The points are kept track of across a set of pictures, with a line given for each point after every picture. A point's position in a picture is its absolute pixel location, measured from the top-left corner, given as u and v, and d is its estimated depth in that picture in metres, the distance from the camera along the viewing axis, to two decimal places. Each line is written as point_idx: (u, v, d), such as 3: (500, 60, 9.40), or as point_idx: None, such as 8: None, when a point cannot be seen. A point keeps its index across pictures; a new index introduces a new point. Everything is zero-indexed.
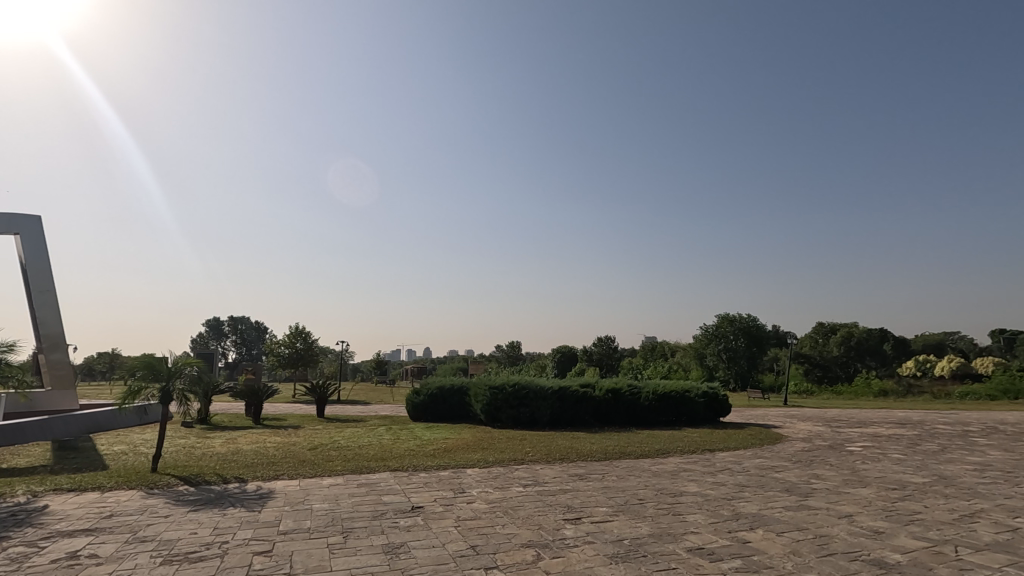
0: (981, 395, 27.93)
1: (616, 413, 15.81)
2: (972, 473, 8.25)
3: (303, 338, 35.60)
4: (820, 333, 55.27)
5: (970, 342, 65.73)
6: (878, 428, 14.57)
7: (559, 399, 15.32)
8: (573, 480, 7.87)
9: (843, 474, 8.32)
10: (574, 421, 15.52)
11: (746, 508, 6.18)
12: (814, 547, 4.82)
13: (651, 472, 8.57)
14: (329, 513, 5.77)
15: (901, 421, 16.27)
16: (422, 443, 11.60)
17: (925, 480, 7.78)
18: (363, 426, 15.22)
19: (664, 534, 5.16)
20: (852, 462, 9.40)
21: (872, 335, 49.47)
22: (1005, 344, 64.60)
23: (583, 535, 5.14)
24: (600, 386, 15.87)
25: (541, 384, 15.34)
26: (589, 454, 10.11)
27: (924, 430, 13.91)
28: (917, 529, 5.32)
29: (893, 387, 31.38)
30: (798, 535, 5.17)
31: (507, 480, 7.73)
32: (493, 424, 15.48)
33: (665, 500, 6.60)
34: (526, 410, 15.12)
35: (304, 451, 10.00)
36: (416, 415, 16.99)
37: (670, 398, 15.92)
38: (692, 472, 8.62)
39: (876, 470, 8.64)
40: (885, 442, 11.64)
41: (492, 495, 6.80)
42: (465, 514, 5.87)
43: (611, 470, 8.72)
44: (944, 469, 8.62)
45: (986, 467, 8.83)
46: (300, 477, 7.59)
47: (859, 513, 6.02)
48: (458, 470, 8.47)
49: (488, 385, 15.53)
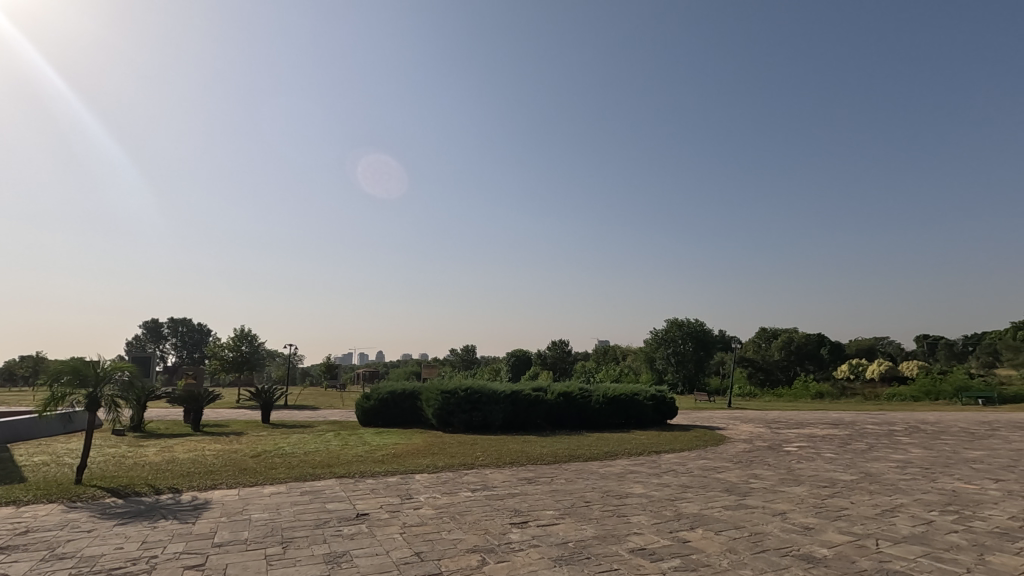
0: (907, 396, 29.83)
1: (568, 416, 15.98)
2: (895, 470, 8.81)
3: (249, 341, 34.32)
4: (763, 338, 57.75)
5: (897, 347, 70.11)
6: (814, 429, 15.31)
7: (511, 403, 15.37)
8: (522, 483, 7.90)
9: (779, 474, 8.71)
10: (526, 425, 15.60)
11: (687, 508, 6.38)
12: (749, 544, 5.02)
13: (599, 474, 8.72)
14: (269, 523, 5.57)
15: (834, 422, 17.19)
16: (371, 449, 11.38)
17: (853, 477, 8.24)
18: (310, 432, 14.78)
19: (608, 536, 5.26)
20: (787, 462, 9.85)
21: (811, 340, 51.99)
22: (929, 349, 69.24)
23: (528, 538, 5.17)
24: (552, 389, 16.01)
25: (493, 388, 15.34)
26: (539, 457, 10.17)
27: (855, 430, 14.74)
28: (843, 525, 5.63)
29: (829, 390, 33.13)
30: (735, 533, 5.36)
31: (456, 485, 7.69)
32: (445, 429, 15.35)
33: (610, 502, 6.72)
34: (479, 414, 15.06)
35: (246, 459, 9.63)
36: (366, 421, 16.63)
37: (619, 401, 16.24)
38: (638, 473, 8.82)
39: (809, 469, 9.07)
40: (819, 442, 12.25)
41: (439, 500, 6.75)
42: (411, 520, 5.80)
43: (560, 473, 8.80)
44: (870, 466, 9.15)
45: (907, 464, 9.45)
46: (240, 486, 7.31)
47: (792, 510, 6.30)
48: (407, 476, 8.36)
49: (440, 389, 15.39)
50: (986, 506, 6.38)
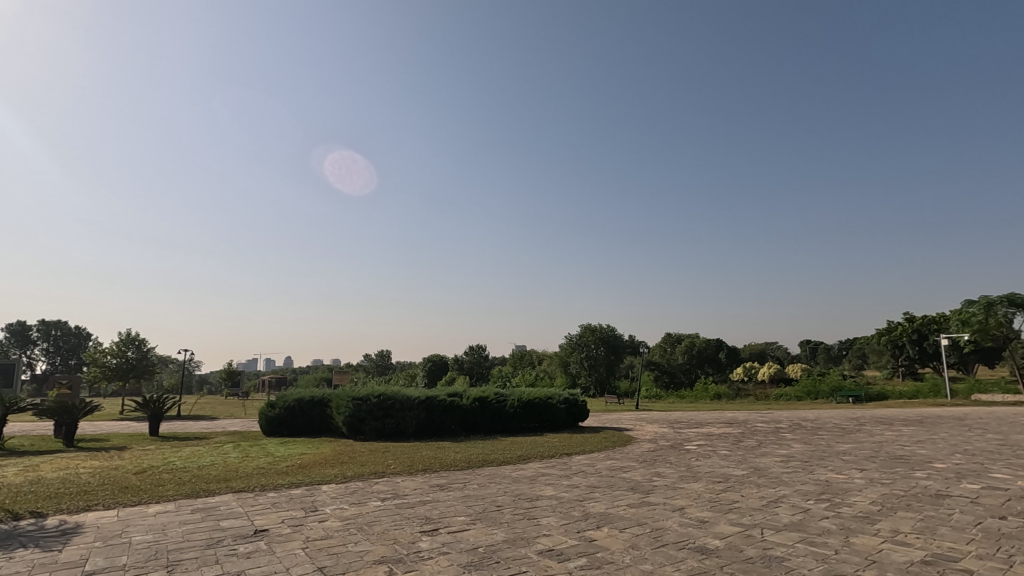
0: (792, 396, 32.73)
1: (483, 422, 16.01)
2: (780, 464, 9.62)
3: (136, 346, 31.43)
4: (668, 343, 61.21)
5: (784, 352, 76.83)
6: (711, 427, 16.42)
7: (425, 409, 15.15)
8: (434, 490, 7.80)
9: (680, 471, 9.23)
10: (440, 431, 15.42)
11: (595, 508, 6.60)
12: (650, 540, 5.27)
13: (511, 478, 8.80)
14: (153, 546, 5.09)
15: (729, 421, 18.55)
16: (274, 460, 10.74)
17: (743, 472, 8.91)
18: (205, 444, 13.70)
19: (518, 539, 5.32)
20: (687, 460, 10.47)
21: (710, 345, 55.83)
22: (810, 354, 76.59)
23: (438, 546, 5.11)
24: (467, 395, 15.98)
25: (407, 394, 15.04)
26: (453, 464, 10.10)
27: (746, 428, 15.99)
28: (733, 516, 6.07)
29: (726, 391, 35.66)
30: (637, 530, 5.61)
31: (365, 495, 7.44)
32: (355, 437, 14.84)
33: (521, 506, 6.80)
34: (392, 421, 14.70)
35: (128, 476, 8.75)
36: (269, 431, 15.69)
37: (533, 405, 16.51)
38: (549, 476, 9.00)
39: (706, 466, 9.70)
40: (715, 440, 13.15)
41: (347, 511, 6.50)
42: (315, 534, 5.54)
43: (473, 479, 8.78)
44: (759, 461, 9.94)
45: (790, 458, 10.36)
46: (119, 506, 6.63)
47: (689, 505, 6.71)
48: (312, 487, 7.99)
49: (351, 396, 14.85)
50: (852, 493, 7.15)
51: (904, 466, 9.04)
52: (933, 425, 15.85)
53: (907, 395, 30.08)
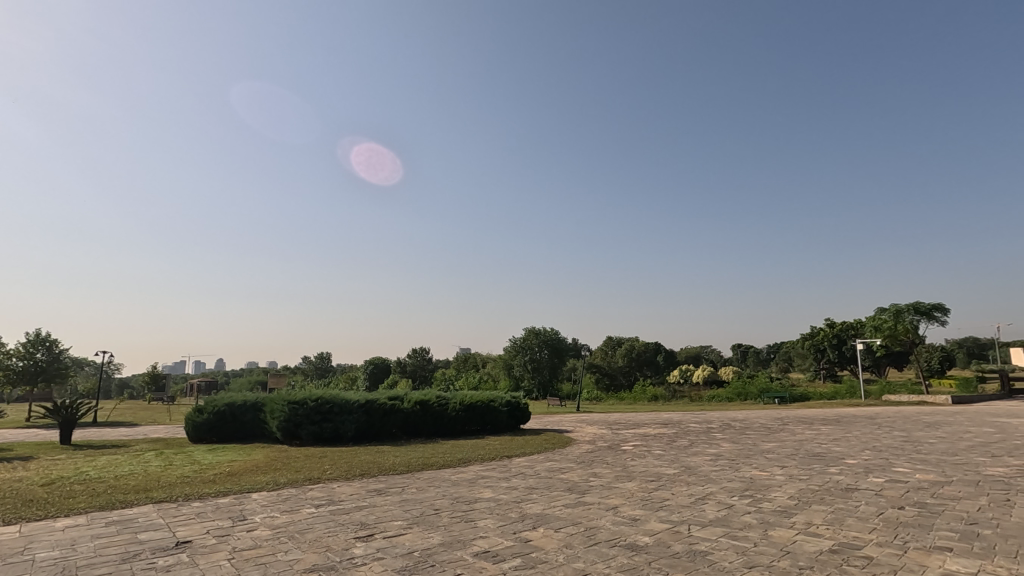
0: (723, 397, 34.31)
1: (424, 425, 15.85)
2: (709, 462, 10.09)
3: (47, 347, 29.11)
4: (609, 346, 62.94)
5: (717, 354, 80.50)
6: (647, 428, 16.98)
7: (366, 413, 14.84)
8: (371, 495, 7.68)
9: (616, 471, 9.50)
10: (380, 434, 15.15)
11: (532, 509, 6.70)
12: (583, 538, 5.42)
13: (451, 481, 8.78)
14: (59, 563, 4.74)
15: (665, 422, 19.22)
16: (202, 468, 10.23)
17: (675, 471, 9.29)
18: (124, 452, 12.83)
19: (454, 542, 5.32)
20: (623, 460, 10.79)
21: (649, 348, 57.87)
22: (741, 356, 80.63)
23: (372, 552, 5.03)
24: (409, 398, 15.82)
25: (347, 397, 14.69)
26: (392, 468, 9.97)
27: (679, 429, 16.66)
28: (663, 514, 6.33)
29: (663, 393, 36.97)
30: (572, 529, 5.74)
31: (298, 502, 7.23)
32: (291, 442, 14.35)
33: (459, 508, 6.81)
34: (330, 425, 14.31)
35: (35, 488, 8.09)
36: (196, 437, 14.88)
37: (476, 407, 16.51)
38: (489, 478, 9.04)
39: (640, 466, 10.05)
40: (651, 441, 13.61)
41: (278, 519, 6.28)
42: (242, 543, 5.34)
43: (412, 482, 8.69)
44: (690, 460, 10.37)
45: (718, 457, 10.87)
46: (23, 521, 6.14)
47: (623, 504, 6.93)
48: (241, 495, 7.68)
49: (287, 400, 14.34)
50: (773, 489, 7.60)
51: (820, 463, 9.69)
52: (848, 424, 17.04)
53: (827, 396, 32.20)
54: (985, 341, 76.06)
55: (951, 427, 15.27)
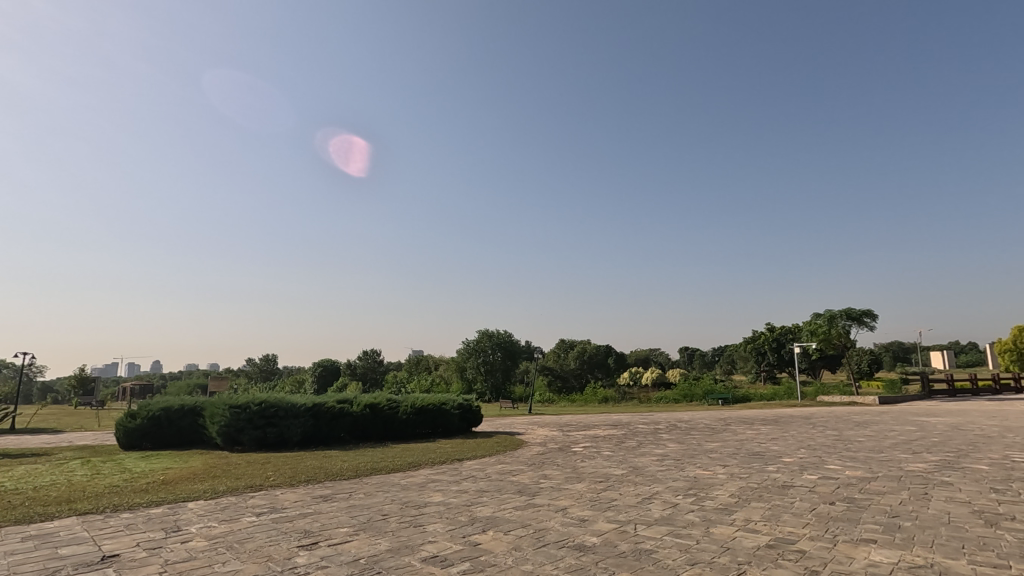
0: (671, 399, 35.31)
1: (373, 429, 15.52)
2: (656, 463, 10.35)
3: None
4: (561, 349, 63.72)
5: (665, 356, 82.84)
6: (598, 430, 17.25)
7: (312, 417, 14.40)
8: (316, 502, 7.46)
9: (565, 473, 9.60)
10: (328, 439, 14.74)
11: (481, 512, 6.68)
12: (532, 540, 5.44)
13: (400, 486, 8.65)
14: None
15: (614, 423, 19.60)
16: (133, 476, 9.67)
17: (623, 471, 9.48)
18: (46, 461, 11.98)
19: (402, 547, 5.23)
20: (573, 461, 10.92)
21: (600, 351, 58.94)
22: (688, 359, 83.26)
23: (316, 560, 4.89)
24: (358, 401, 15.46)
25: (292, 401, 14.21)
26: (339, 473, 9.72)
27: (628, 430, 17.01)
28: (611, 514, 6.44)
29: (613, 395, 37.70)
30: (521, 532, 5.75)
31: (238, 511, 6.94)
32: (232, 448, 13.76)
33: (408, 513, 6.71)
34: (274, 430, 13.80)
35: None
36: (128, 444, 14.06)
37: (427, 410, 16.32)
38: (439, 482, 8.96)
39: (590, 467, 10.20)
40: (600, 442, 13.85)
41: (215, 529, 6.01)
42: (176, 555, 5.08)
43: (359, 488, 8.50)
44: (638, 461, 10.61)
45: (664, 457, 11.18)
46: None
47: (572, 505, 7.02)
48: (176, 505, 7.30)
49: (228, 404, 13.74)
50: (714, 487, 7.88)
51: (759, 461, 10.12)
52: (785, 424, 17.87)
53: (766, 397, 33.66)
54: (908, 345, 81.45)
55: (877, 426, 16.29)
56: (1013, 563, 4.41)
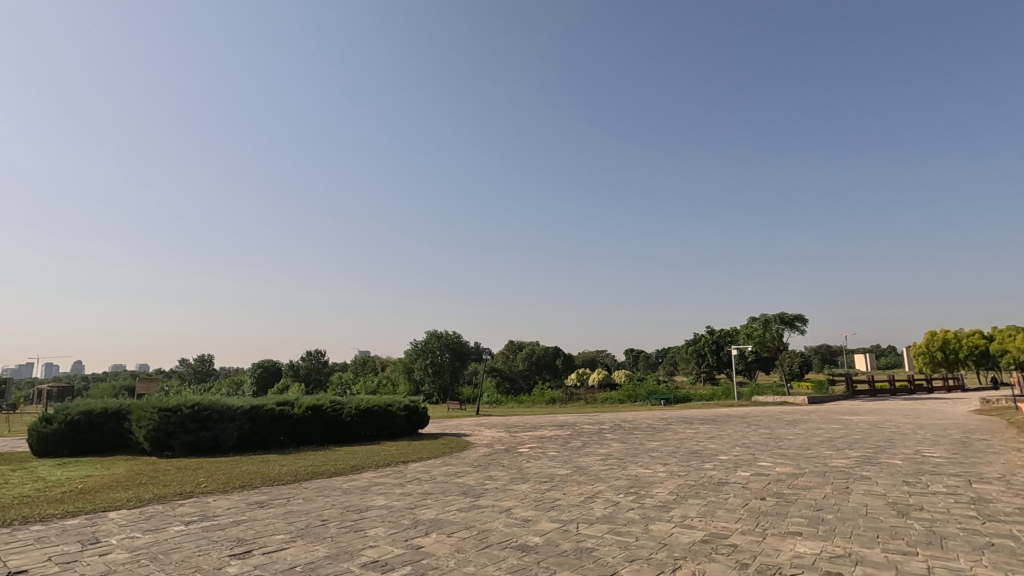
0: (616, 400, 36.08)
1: (315, 432, 15.05)
2: (599, 462, 10.56)
3: None
4: (510, 350, 64.00)
5: (610, 358, 84.74)
6: (544, 430, 17.41)
7: (250, 420, 13.82)
8: (251, 508, 7.16)
9: (511, 474, 9.64)
10: (266, 443, 14.18)
11: (425, 515, 6.61)
12: (475, 542, 5.42)
13: (342, 490, 8.43)
14: None
15: (560, 423, 19.86)
16: (47, 486, 8.97)
17: (568, 471, 9.61)
18: None
19: (341, 553, 5.10)
20: (519, 462, 11.00)
21: (548, 353, 59.58)
22: (633, 360, 85.47)
23: (248, 570, 4.69)
24: (300, 403, 14.95)
25: (228, 404, 13.57)
26: (277, 478, 9.38)
27: (573, 430, 17.25)
28: (554, 513, 6.52)
29: (560, 396, 38.17)
30: (465, 534, 5.72)
31: (166, 520, 6.56)
32: (160, 454, 13.02)
33: (349, 518, 6.54)
34: (207, 435, 13.15)
35: None
36: (42, 451, 13.04)
37: (372, 412, 15.99)
38: (382, 485, 8.79)
39: (535, 467, 10.28)
40: (547, 442, 13.99)
41: (138, 541, 5.65)
42: (93, 569, 4.74)
43: (298, 493, 8.22)
44: (582, 460, 10.79)
45: (608, 456, 11.41)
46: None
47: (516, 506, 7.05)
48: (96, 515, 6.83)
49: (157, 407, 12.97)
50: (654, 485, 8.12)
51: (697, 459, 10.50)
52: (723, 423, 18.64)
53: (705, 398, 35.00)
54: (835, 347, 86.68)
55: (806, 424, 17.25)
56: (921, 550, 4.77)
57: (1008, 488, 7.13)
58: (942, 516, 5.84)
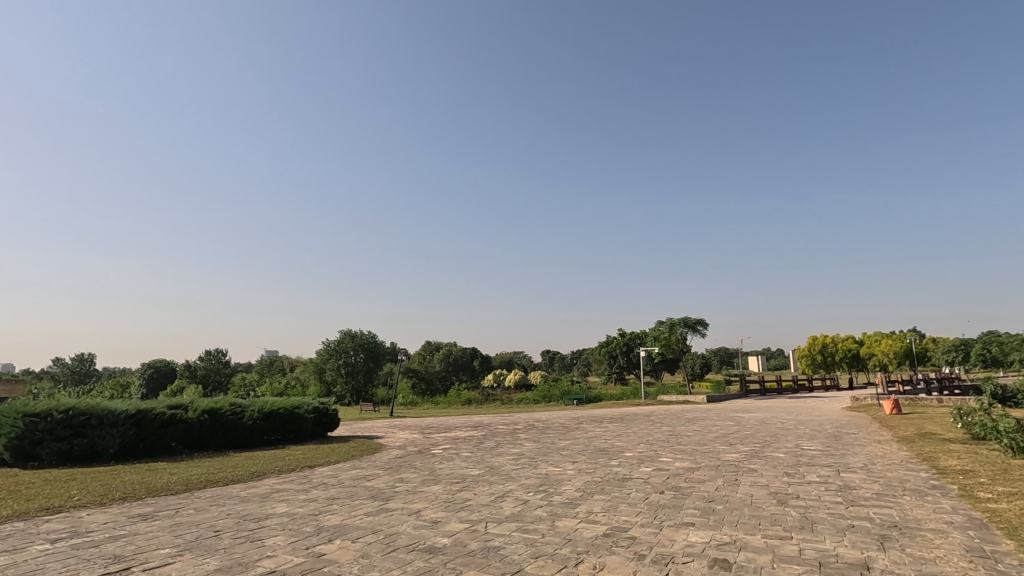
0: (531, 400, 36.69)
1: (212, 437, 14.03)
2: (512, 461, 10.70)
3: None
4: (427, 351, 63.32)
5: (528, 360, 86.32)
6: (458, 431, 17.36)
7: (135, 425, 12.62)
8: (133, 522, 6.54)
9: (422, 475, 9.51)
10: (153, 450, 13.03)
11: (330, 521, 6.36)
12: (381, 546, 5.30)
13: (239, 498, 7.92)
14: None
15: (475, 424, 19.88)
16: None
17: (480, 472, 9.64)
18: None
19: (234, 565, 4.79)
20: (431, 463, 10.88)
21: (465, 354, 59.60)
22: (548, 361, 87.34)
23: None
24: (195, 406, 13.88)
25: (110, 408, 12.35)
26: (166, 487, 8.66)
27: (488, 431, 17.32)
28: (464, 514, 6.52)
29: (476, 397, 38.21)
30: (371, 538, 5.58)
31: (28, 538, 5.85)
32: (24, 465, 11.61)
33: (245, 527, 6.16)
34: (82, 442, 11.87)
35: None
36: None
37: (277, 415, 15.15)
38: (284, 491, 8.36)
39: (447, 468, 10.21)
40: (461, 443, 13.94)
41: None
42: None
43: (189, 503, 7.63)
44: (494, 461, 10.87)
45: (520, 456, 11.57)
46: None
47: (426, 507, 6.98)
48: None
49: (21, 412, 11.53)
50: (563, 483, 8.34)
51: (604, 456, 10.90)
52: (630, 422, 19.49)
53: (615, 398, 36.46)
54: (731, 350, 93.57)
55: (704, 422, 18.42)
56: (795, 534, 5.26)
57: (869, 476, 8.05)
58: (814, 502, 6.48)
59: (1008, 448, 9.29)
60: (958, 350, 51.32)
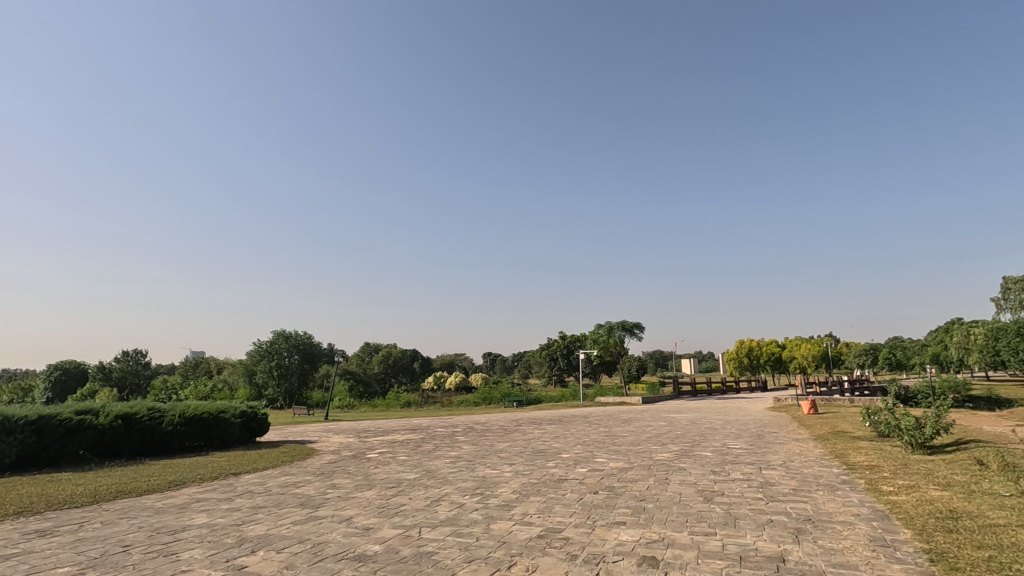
0: (470, 402, 36.64)
1: (125, 444, 13.06)
2: (449, 464, 10.58)
3: None
4: (366, 352, 61.90)
5: (469, 362, 86.08)
6: (395, 434, 17.03)
7: (36, 433, 11.55)
8: (28, 539, 5.95)
9: (356, 481, 9.23)
10: (57, 459, 11.98)
11: (253, 531, 6.05)
12: (308, 556, 5.09)
13: (154, 509, 7.39)
14: None
15: (414, 427, 19.58)
16: None
17: (416, 475, 9.47)
18: None
19: None
20: (366, 468, 10.59)
21: (405, 356, 58.65)
22: (490, 363, 87.47)
23: None
24: (106, 411, 12.88)
25: (7, 413, 11.26)
26: (70, 500, 7.98)
27: (425, 433, 17.08)
28: (398, 519, 6.37)
29: (416, 400, 37.67)
30: (297, 548, 5.34)
31: None
32: None
33: (159, 541, 5.76)
34: None
35: None
36: None
37: (200, 421, 14.30)
38: (205, 501, 7.88)
39: (382, 473, 9.97)
40: (398, 447, 13.67)
41: None
42: None
43: (96, 516, 7.04)
44: (431, 464, 10.71)
45: (458, 459, 11.48)
46: None
47: (358, 514, 6.77)
48: None
49: None
50: (499, 485, 8.32)
51: (541, 458, 10.99)
52: (568, 423, 19.79)
53: (554, 399, 36.92)
54: (666, 352, 96.95)
55: (638, 422, 18.93)
56: (719, 530, 5.48)
57: (787, 473, 8.54)
58: (737, 499, 6.79)
59: (909, 444, 10.12)
60: (868, 354, 55.44)
